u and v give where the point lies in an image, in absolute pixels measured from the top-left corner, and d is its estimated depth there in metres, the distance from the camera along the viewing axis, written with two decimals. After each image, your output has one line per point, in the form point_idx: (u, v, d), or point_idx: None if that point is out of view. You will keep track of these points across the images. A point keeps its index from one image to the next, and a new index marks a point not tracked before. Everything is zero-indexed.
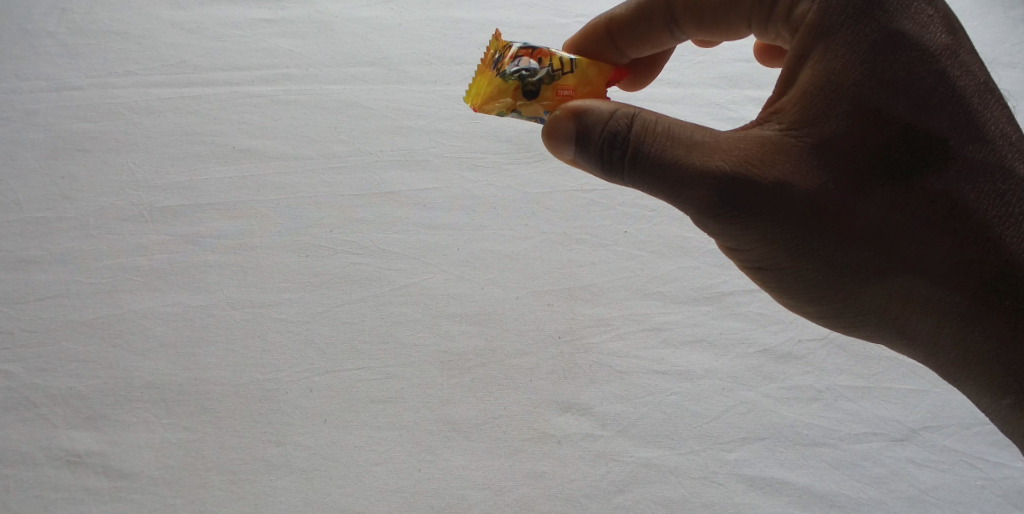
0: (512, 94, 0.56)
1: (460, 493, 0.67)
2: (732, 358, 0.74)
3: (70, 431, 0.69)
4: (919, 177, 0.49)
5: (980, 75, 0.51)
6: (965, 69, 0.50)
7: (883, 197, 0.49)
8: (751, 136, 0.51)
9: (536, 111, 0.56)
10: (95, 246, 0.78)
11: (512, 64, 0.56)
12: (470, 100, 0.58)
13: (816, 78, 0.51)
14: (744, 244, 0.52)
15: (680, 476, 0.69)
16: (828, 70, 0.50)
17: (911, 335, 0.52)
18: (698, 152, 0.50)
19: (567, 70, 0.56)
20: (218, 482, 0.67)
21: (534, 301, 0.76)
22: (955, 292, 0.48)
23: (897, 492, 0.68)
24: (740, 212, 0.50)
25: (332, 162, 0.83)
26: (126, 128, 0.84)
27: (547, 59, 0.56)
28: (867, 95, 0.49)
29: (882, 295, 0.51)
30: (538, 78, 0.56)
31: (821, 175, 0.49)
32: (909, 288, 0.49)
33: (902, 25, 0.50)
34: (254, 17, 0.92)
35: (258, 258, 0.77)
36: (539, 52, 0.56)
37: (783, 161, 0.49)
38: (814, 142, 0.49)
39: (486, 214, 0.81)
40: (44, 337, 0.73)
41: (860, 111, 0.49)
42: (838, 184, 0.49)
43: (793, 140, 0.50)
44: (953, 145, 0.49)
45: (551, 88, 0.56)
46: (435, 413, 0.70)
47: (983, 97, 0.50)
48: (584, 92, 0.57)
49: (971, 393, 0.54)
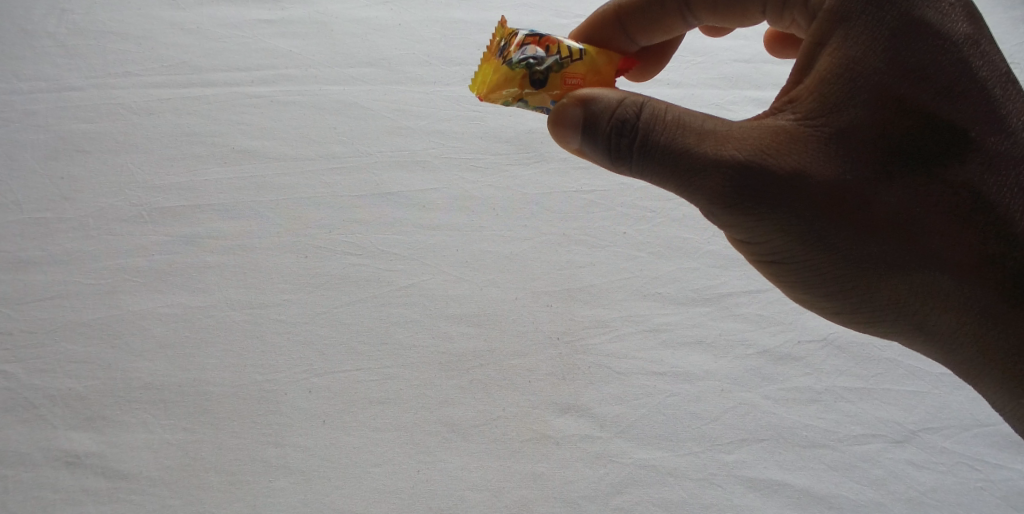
0: (518, 82, 0.55)
1: (460, 494, 0.68)
2: (731, 359, 0.74)
3: (69, 431, 0.69)
4: (937, 169, 0.49)
5: (1002, 66, 0.50)
6: (987, 60, 0.50)
7: (901, 188, 0.49)
8: (765, 126, 0.51)
9: (542, 100, 0.56)
10: (94, 246, 0.78)
11: (518, 51, 0.55)
12: (475, 88, 0.57)
13: (834, 65, 0.51)
14: (756, 236, 0.52)
15: (679, 478, 0.69)
16: (845, 60, 0.50)
17: (929, 331, 0.53)
18: (710, 140, 0.50)
19: (576, 58, 0.56)
20: (217, 483, 0.67)
21: (533, 302, 0.76)
22: (976, 287, 0.48)
23: (896, 493, 0.68)
24: (752, 203, 0.49)
25: (332, 162, 0.83)
26: (127, 129, 0.84)
27: (554, 47, 0.56)
28: (885, 84, 0.49)
29: (898, 289, 0.50)
30: (545, 66, 0.55)
31: (838, 164, 0.49)
32: (927, 282, 0.49)
33: (923, 13, 0.50)
34: (255, 18, 0.92)
35: (257, 258, 0.77)
36: (546, 40, 0.55)
37: (799, 150, 0.49)
38: (830, 132, 0.49)
39: (485, 215, 0.81)
40: (43, 338, 0.73)
41: (878, 100, 0.49)
42: (856, 174, 0.49)
43: (809, 130, 0.50)
44: (974, 137, 0.49)
45: (558, 76, 0.56)
46: (434, 415, 0.70)
47: (1006, 88, 0.50)
48: (592, 81, 0.57)
49: (990, 392, 0.54)
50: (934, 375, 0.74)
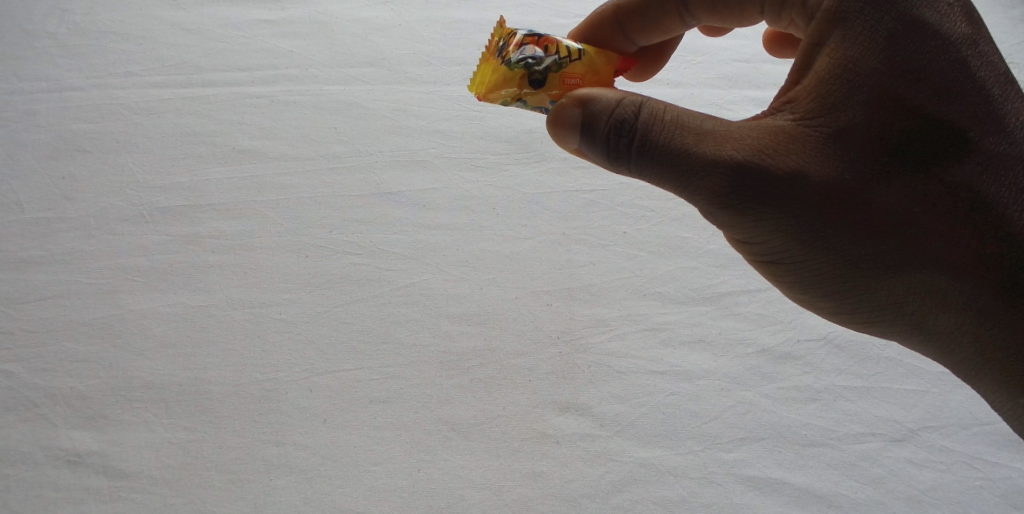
0: (517, 82, 0.55)
1: (460, 493, 0.68)
2: (730, 358, 0.74)
3: (69, 431, 0.69)
4: (936, 170, 0.49)
5: (1000, 67, 0.51)
6: (985, 60, 0.50)
7: (900, 189, 0.49)
8: (764, 126, 0.51)
9: (541, 100, 0.56)
10: (95, 246, 0.78)
11: (518, 51, 0.55)
12: (475, 88, 0.57)
13: (833, 65, 0.51)
14: (754, 237, 0.52)
15: (679, 476, 0.69)
16: (844, 60, 0.51)
17: (928, 331, 0.53)
18: (709, 140, 0.50)
19: (574, 58, 0.56)
20: (218, 482, 0.67)
21: (533, 302, 0.76)
22: (974, 286, 0.48)
23: (896, 492, 0.68)
24: (751, 203, 0.50)
25: (332, 162, 0.83)
26: (128, 129, 0.85)
27: (553, 47, 0.56)
28: (884, 84, 0.50)
29: (897, 289, 0.51)
30: (544, 66, 0.55)
31: (837, 164, 0.49)
32: (926, 282, 0.50)
33: (921, 14, 0.50)
34: (255, 18, 0.93)
35: (258, 257, 0.77)
36: (545, 40, 0.56)
37: (798, 151, 0.49)
38: (829, 132, 0.50)
39: (485, 214, 0.81)
40: (43, 338, 0.73)
41: (877, 100, 0.50)
42: (855, 174, 0.49)
43: (808, 130, 0.50)
44: (972, 137, 0.49)
45: (558, 76, 0.56)
46: (434, 414, 0.70)
47: (1004, 89, 0.50)
48: (591, 81, 0.57)
49: (989, 392, 0.54)
50: (934, 374, 0.74)
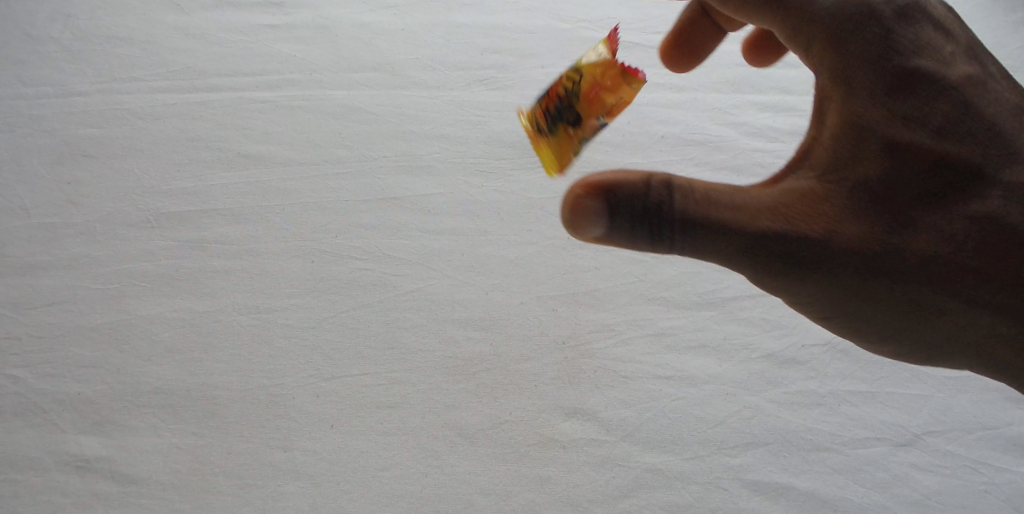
0: (563, 145, 0.61)
1: (467, 498, 0.68)
2: (735, 363, 0.74)
3: (79, 436, 0.69)
4: (960, 205, 0.51)
5: (1002, 102, 0.54)
6: (987, 99, 0.54)
7: (928, 229, 0.50)
8: (792, 187, 0.52)
9: (593, 128, 0.61)
10: (101, 252, 0.78)
11: (541, 122, 0.63)
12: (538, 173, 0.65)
13: (845, 124, 0.54)
14: (800, 300, 0.52)
15: (685, 482, 0.69)
16: (855, 117, 0.54)
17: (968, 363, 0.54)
18: (747, 204, 0.50)
19: (580, 77, 0.60)
20: (227, 488, 0.67)
21: (538, 308, 0.76)
22: (1009, 313, 0.50)
23: (900, 496, 0.69)
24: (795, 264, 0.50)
25: (336, 168, 0.83)
26: (132, 134, 0.85)
27: (560, 92, 0.61)
28: (897, 133, 0.53)
29: (939, 325, 0.51)
30: (566, 112, 0.60)
31: (868, 216, 0.50)
32: (965, 315, 0.51)
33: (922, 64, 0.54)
34: (258, 24, 0.93)
35: (264, 264, 0.77)
36: (551, 96, 0.62)
37: (830, 208, 0.51)
38: (854, 186, 0.52)
39: (489, 219, 0.81)
40: (51, 344, 0.73)
41: (892, 149, 0.52)
42: (885, 222, 0.50)
43: (833, 186, 0.52)
44: (990, 170, 0.51)
45: (583, 105, 0.60)
46: (442, 419, 0.71)
47: (1011, 121, 0.53)
48: (612, 81, 0.59)
49: None
50: (937, 379, 0.74)
